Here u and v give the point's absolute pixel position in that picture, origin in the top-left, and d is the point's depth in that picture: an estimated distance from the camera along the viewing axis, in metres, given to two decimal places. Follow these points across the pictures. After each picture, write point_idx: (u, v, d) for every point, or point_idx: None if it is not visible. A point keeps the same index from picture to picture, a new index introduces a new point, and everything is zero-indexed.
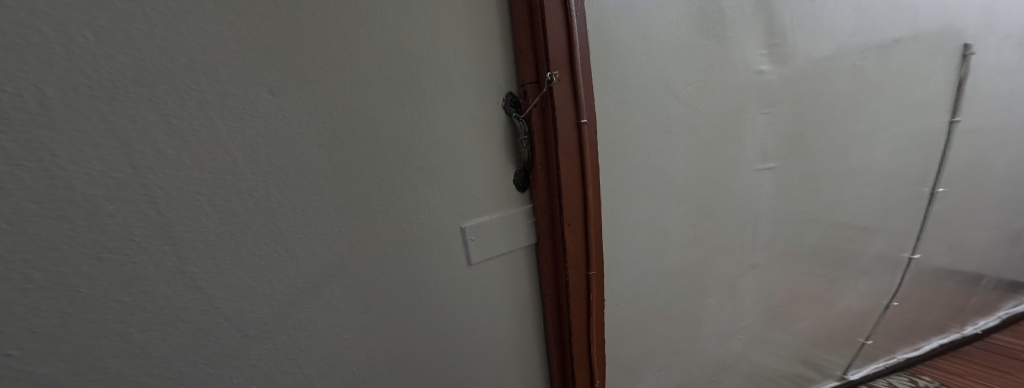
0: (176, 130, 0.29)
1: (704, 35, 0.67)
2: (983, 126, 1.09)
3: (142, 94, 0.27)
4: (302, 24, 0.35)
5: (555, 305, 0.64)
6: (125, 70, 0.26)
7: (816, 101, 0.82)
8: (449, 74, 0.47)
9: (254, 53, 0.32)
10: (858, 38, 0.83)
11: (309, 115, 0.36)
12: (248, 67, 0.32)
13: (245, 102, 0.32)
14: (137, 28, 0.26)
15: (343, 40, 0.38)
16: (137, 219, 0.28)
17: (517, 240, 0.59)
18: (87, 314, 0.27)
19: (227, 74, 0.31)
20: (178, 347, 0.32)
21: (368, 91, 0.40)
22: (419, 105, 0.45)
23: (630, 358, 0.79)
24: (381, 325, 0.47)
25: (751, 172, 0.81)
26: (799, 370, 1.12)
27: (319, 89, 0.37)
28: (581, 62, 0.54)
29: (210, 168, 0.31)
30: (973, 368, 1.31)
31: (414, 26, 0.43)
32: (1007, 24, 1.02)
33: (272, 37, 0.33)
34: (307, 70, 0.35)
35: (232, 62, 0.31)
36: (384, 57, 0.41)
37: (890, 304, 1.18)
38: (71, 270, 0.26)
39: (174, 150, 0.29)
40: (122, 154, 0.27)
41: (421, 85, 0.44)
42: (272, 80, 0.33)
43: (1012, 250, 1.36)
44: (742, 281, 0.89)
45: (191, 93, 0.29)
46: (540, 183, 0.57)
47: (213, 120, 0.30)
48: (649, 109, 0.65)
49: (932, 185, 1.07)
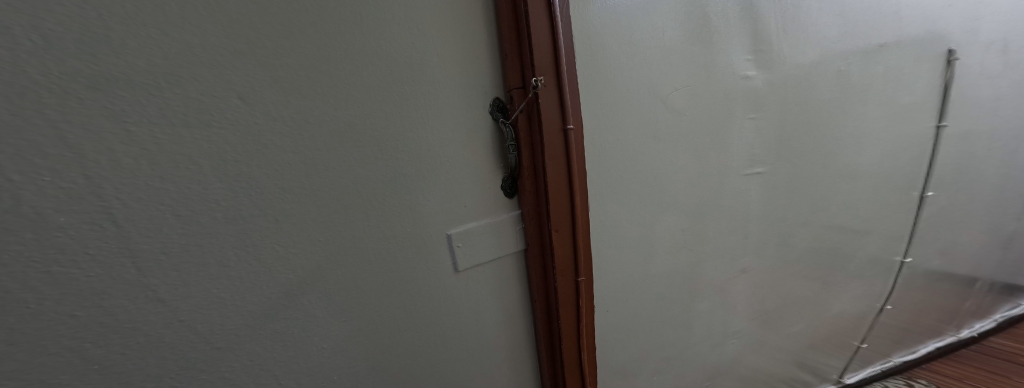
0: (134, 138, 0.28)
1: (689, 41, 0.67)
2: (970, 130, 1.10)
3: (95, 101, 0.26)
4: (278, 34, 0.35)
5: (544, 309, 0.63)
6: (77, 77, 0.26)
7: (803, 106, 0.83)
8: (433, 80, 0.47)
9: (222, 58, 0.32)
10: (841, 44, 0.84)
11: (286, 123, 0.36)
12: (217, 74, 0.32)
13: (212, 109, 0.32)
14: (91, 33, 0.26)
15: (323, 47, 0.38)
16: (91, 232, 0.28)
17: (506, 246, 0.59)
18: (36, 329, 0.27)
19: (190, 80, 0.30)
20: (137, 361, 0.31)
21: (349, 99, 0.40)
22: (403, 113, 0.45)
23: (622, 363, 0.78)
24: (365, 333, 0.46)
25: (739, 177, 0.81)
26: (794, 375, 1.11)
27: (297, 97, 0.36)
28: (567, 69, 0.55)
29: (172, 176, 0.30)
30: (969, 372, 1.31)
31: (396, 33, 0.43)
32: (990, 29, 1.04)
33: (243, 44, 0.33)
34: (284, 78, 0.35)
35: (197, 69, 0.31)
36: (365, 65, 0.41)
37: (884, 308, 1.18)
38: (18, 285, 0.25)
39: (132, 159, 0.28)
40: (74, 163, 0.26)
41: (404, 91, 0.44)
42: (243, 88, 0.33)
43: (1005, 253, 1.37)
44: (733, 285, 0.89)
45: (151, 99, 0.29)
46: (528, 189, 0.57)
47: (175, 128, 0.30)
48: (636, 114, 0.66)
49: (921, 188, 1.08)
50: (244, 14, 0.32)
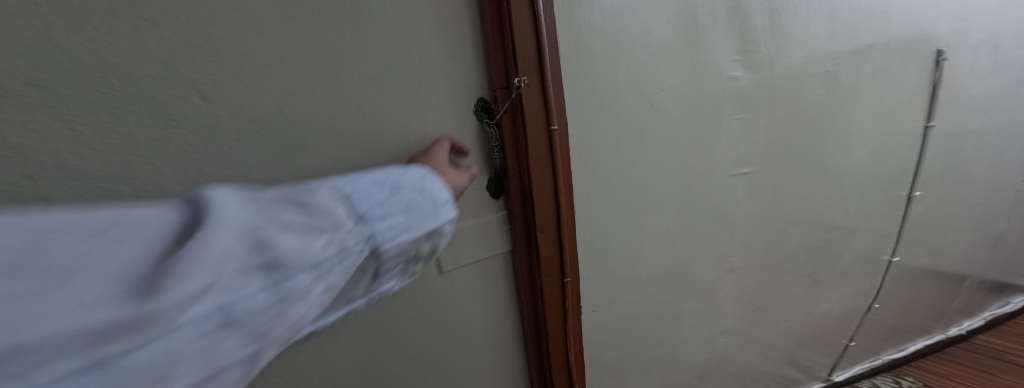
0: (81, 138, 0.32)
1: (677, 41, 0.67)
2: (959, 130, 1.10)
3: (37, 105, 0.30)
4: (243, 34, 0.37)
5: (532, 309, 0.63)
6: (19, 82, 0.29)
7: (791, 106, 0.83)
8: (411, 78, 0.47)
9: (178, 59, 0.34)
10: (830, 44, 0.84)
11: (248, 120, 0.38)
12: (175, 73, 0.34)
13: (168, 107, 0.35)
14: (33, 41, 0.29)
15: (290, 46, 0.39)
16: None
17: (491, 248, 0.59)
18: None
19: (143, 80, 0.33)
20: None
21: (318, 96, 0.42)
22: (374, 112, 0.45)
23: (610, 363, 0.78)
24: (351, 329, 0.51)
25: (727, 178, 0.81)
26: (783, 372, 1.12)
27: (262, 94, 0.39)
28: (552, 70, 0.55)
29: (122, 175, 0.34)
30: (956, 370, 1.33)
31: (370, 30, 0.43)
32: (979, 29, 1.04)
33: (204, 44, 0.35)
34: (250, 76, 0.38)
35: (152, 69, 0.34)
36: (337, 63, 0.42)
37: (872, 306, 1.19)
38: None
39: (81, 159, 0.32)
40: (19, 163, 0.29)
41: (377, 88, 0.45)
42: (203, 86, 0.36)
43: (994, 252, 1.38)
44: (721, 285, 0.89)
45: (101, 100, 0.32)
46: (514, 191, 0.57)
47: (128, 128, 0.33)
48: (624, 116, 0.65)
49: (909, 188, 1.08)
50: (201, 14, 0.35)
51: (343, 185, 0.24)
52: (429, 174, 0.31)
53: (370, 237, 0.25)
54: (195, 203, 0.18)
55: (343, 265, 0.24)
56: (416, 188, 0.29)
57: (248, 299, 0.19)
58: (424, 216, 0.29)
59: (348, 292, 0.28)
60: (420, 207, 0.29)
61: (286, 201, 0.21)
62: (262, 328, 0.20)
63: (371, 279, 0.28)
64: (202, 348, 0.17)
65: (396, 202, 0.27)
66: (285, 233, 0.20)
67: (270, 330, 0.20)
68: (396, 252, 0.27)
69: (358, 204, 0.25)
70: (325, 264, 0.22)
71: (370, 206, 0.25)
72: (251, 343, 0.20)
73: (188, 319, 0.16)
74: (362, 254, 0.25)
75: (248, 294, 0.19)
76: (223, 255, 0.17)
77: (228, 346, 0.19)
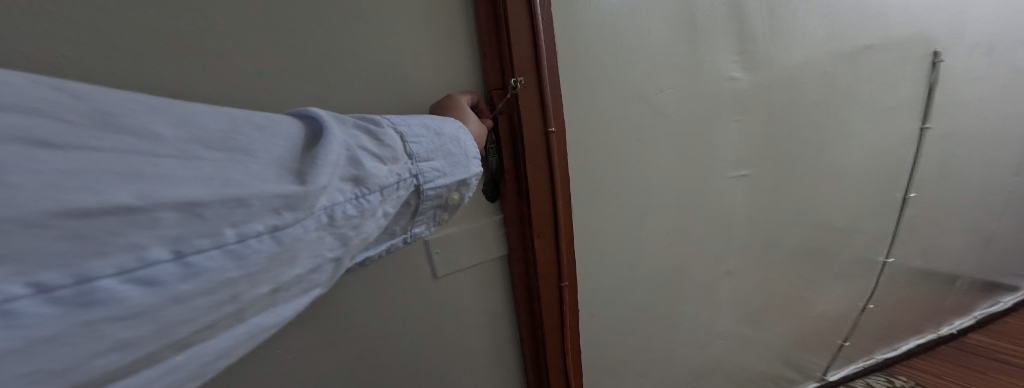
0: None
1: (676, 41, 0.66)
2: (954, 131, 1.11)
3: None
4: (216, 27, 0.39)
5: (528, 313, 0.63)
6: None
7: (788, 106, 0.82)
8: (396, 72, 0.48)
9: (150, 54, 0.37)
10: (829, 46, 0.83)
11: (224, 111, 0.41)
12: (147, 68, 0.37)
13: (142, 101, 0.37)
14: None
15: (264, 38, 0.41)
16: None
17: (487, 253, 0.59)
18: None
19: (113, 75, 0.36)
20: None
21: (294, 89, 0.44)
22: (347, 107, 0.46)
23: (606, 367, 0.77)
24: (340, 333, 0.51)
25: (725, 180, 0.80)
26: (779, 373, 1.12)
27: (236, 88, 0.41)
28: (550, 69, 0.54)
29: None
30: (948, 369, 1.34)
31: (351, 25, 0.45)
32: (975, 31, 1.04)
33: (176, 37, 0.38)
34: (226, 69, 0.40)
35: (123, 64, 0.36)
36: (314, 56, 0.44)
37: (867, 307, 1.20)
38: None
39: None
40: None
41: (354, 81, 0.46)
42: (174, 81, 0.38)
43: (985, 252, 1.39)
44: (719, 287, 0.89)
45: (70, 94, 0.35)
46: (510, 194, 0.57)
47: None
48: (622, 117, 0.64)
49: (904, 190, 1.09)
50: (182, 13, 0.38)
51: (400, 125, 0.33)
52: (461, 129, 0.39)
53: (420, 175, 0.33)
54: (316, 118, 0.27)
55: (399, 192, 0.31)
56: (454, 140, 0.37)
57: (349, 201, 0.27)
58: (458, 164, 0.37)
59: (393, 227, 0.36)
60: (456, 157, 0.37)
61: (368, 132, 0.30)
62: (352, 231, 0.28)
63: (410, 217, 0.36)
64: (318, 236, 0.25)
65: (437, 149, 0.35)
66: (370, 159, 0.29)
67: (354, 234, 0.28)
68: (437, 191, 0.35)
69: (411, 145, 0.33)
70: (389, 187, 0.30)
71: (424, 147, 0.34)
72: (342, 244, 0.27)
73: (320, 205, 0.25)
74: (411, 189, 0.33)
75: (348, 197, 0.27)
76: (337, 157, 0.26)
77: (330, 240, 0.26)
